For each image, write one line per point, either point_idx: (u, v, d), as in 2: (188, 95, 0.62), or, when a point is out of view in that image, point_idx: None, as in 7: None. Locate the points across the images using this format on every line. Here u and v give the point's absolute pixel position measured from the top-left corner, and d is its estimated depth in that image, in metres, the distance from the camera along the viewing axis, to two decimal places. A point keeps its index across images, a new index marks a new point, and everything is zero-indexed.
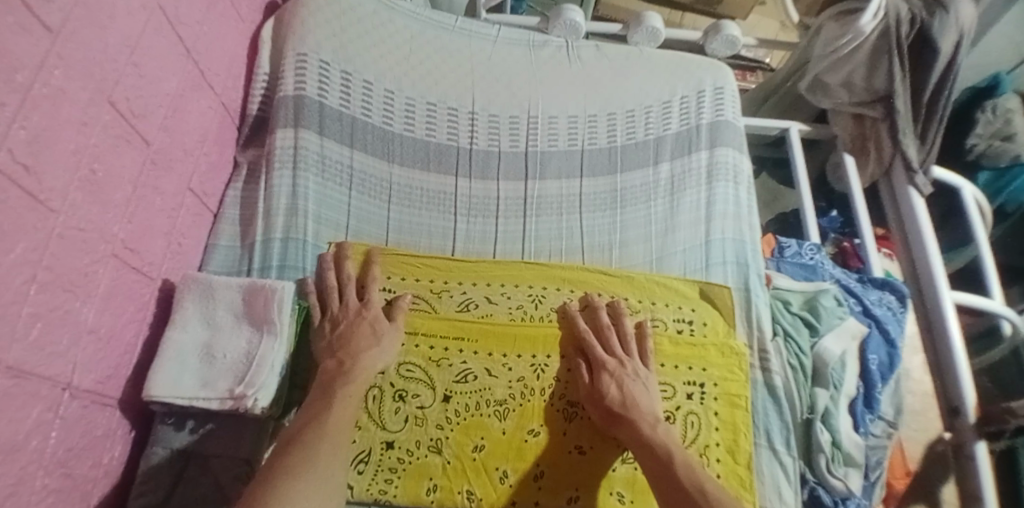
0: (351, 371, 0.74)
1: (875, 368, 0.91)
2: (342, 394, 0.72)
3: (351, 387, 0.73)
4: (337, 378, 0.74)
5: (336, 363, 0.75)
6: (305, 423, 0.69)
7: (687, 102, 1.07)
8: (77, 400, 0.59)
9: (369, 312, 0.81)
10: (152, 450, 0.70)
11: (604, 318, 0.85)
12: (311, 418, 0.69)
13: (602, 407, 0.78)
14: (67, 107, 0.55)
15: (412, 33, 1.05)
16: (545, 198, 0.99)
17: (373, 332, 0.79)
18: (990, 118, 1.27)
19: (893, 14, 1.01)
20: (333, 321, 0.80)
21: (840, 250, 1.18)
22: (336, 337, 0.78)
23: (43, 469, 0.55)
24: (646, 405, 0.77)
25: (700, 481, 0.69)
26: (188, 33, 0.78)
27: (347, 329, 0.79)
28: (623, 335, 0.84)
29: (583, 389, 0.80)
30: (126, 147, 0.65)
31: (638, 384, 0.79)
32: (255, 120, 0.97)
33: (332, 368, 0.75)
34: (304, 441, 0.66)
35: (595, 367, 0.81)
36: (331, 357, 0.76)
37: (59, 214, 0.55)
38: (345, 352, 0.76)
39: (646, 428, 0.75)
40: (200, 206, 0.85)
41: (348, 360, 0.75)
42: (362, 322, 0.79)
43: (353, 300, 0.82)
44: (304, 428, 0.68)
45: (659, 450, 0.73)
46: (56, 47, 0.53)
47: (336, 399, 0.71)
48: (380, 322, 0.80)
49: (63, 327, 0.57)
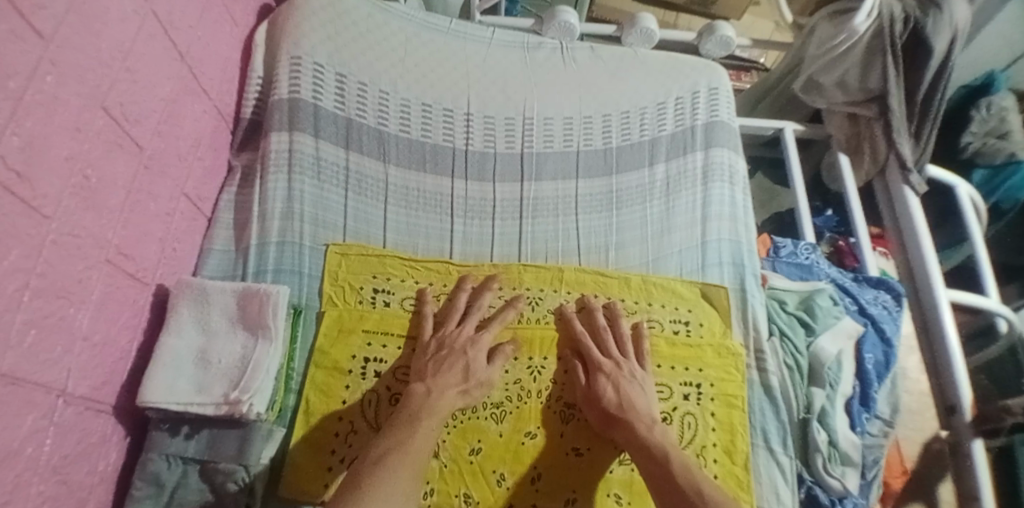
0: (435, 401, 0.74)
1: (871, 367, 0.91)
2: (425, 425, 0.71)
3: (433, 420, 0.72)
4: (422, 408, 0.73)
5: (424, 389, 0.75)
6: (392, 446, 0.68)
7: (682, 103, 1.07)
8: (72, 406, 0.59)
9: (473, 349, 0.79)
10: (148, 457, 0.69)
11: (601, 320, 0.85)
12: (395, 444, 0.68)
13: (598, 409, 0.78)
14: (60, 113, 0.55)
15: (409, 36, 1.05)
16: (541, 200, 0.99)
17: (465, 369, 0.78)
18: (984, 116, 1.29)
19: (886, 13, 1.01)
20: (439, 343, 0.80)
21: (835, 249, 1.18)
22: (434, 361, 0.78)
23: (38, 476, 0.55)
24: (644, 407, 0.77)
25: (697, 482, 0.69)
26: (181, 37, 0.78)
27: (445, 356, 0.79)
28: (619, 336, 0.84)
29: (580, 391, 0.80)
30: (118, 152, 0.65)
31: (635, 385, 0.79)
32: (248, 124, 0.97)
33: (421, 393, 0.75)
34: (388, 463, 0.65)
35: (591, 369, 0.81)
36: (420, 382, 0.76)
37: (52, 220, 0.55)
38: (435, 382, 0.76)
39: (642, 429, 0.75)
40: (193, 211, 0.85)
41: (434, 391, 0.75)
42: (458, 355, 0.79)
43: (469, 328, 0.82)
44: (389, 451, 0.67)
45: (656, 452, 0.72)
46: (48, 54, 0.53)
47: (419, 428, 0.70)
48: (477, 361, 0.79)
49: (57, 334, 0.56)
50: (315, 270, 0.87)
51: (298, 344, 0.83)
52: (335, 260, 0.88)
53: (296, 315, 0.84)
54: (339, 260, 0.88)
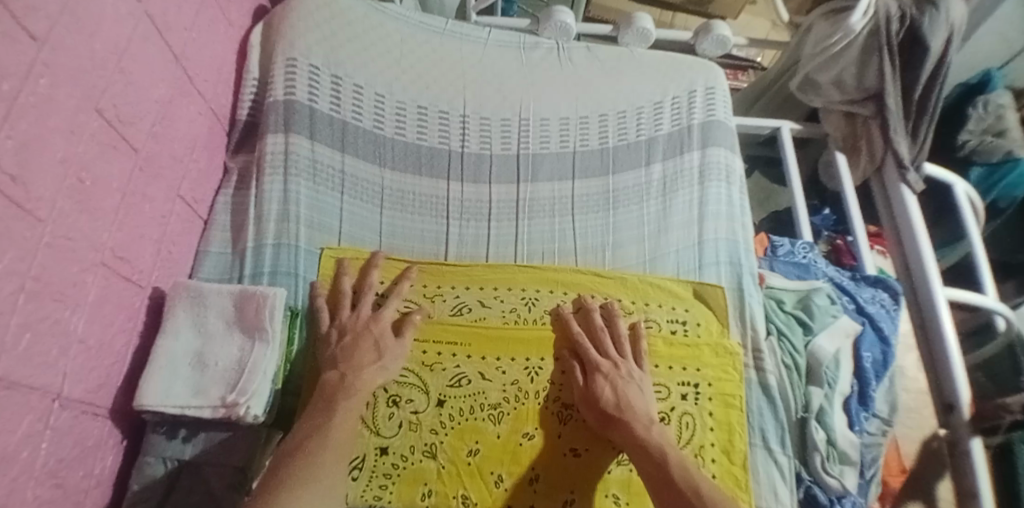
0: (351, 384, 0.74)
1: (870, 366, 0.91)
2: (343, 407, 0.71)
3: (353, 401, 0.73)
4: (338, 391, 0.73)
5: (338, 375, 0.74)
6: (306, 435, 0.69)
7: (679, 102, 1.07)
8: (68, 410, 0.59)
9: (376, 326, 0.80)
10: (146, 460, 0.69)
11: (598, 321, 0.85)
12: (311, 431, 0.69)
13: (595, 410, 0.78)
14: (56, 115, 0.55)
15: (403, 37, 1.05)
16: (537, 200, 0.99)
17: (376, 348, 0.78)
18: (981, 114, 1.30)
19: (881, 12, 1.01)
20: (340, 330, 0.79)
21: (833, 248, 1.18)
22: (341, 348, 0.77)
23: (35, 480, 0.54)
24: (641, 407, 0.77)
25: (695, 480, 0.69)
26: (176, 39, 0.78)
27: (352, 340, 0.78)
28: (616, 336, 0.84)
29: (577, 393, 0.80)
30: (114, 154, 0.65)
31: (633, 385, 0.79)
32: (244, 126, 0.97)
33: (333, 380, 0.74)
34: (307, 451, 0.67)
35: (588, 370, 0.81)
36: (333, 367, 0.75)
37: (46, 223, 0.55)
38: (348, 364, 0.75)
39: (641, 430, 0.75)
40: (189, 213, 0.84)
41: (349, 373, 0.74)
42: (368, 336, 0.79)
43: (366, 311, 0.82)
44: (306, 439, 0.68)
45: (655, 452, 0.72)
46: (42, 56, 0.53)
47: (337, 409, 0.71)
48: (385, 337, 0.79)
49: (52, 337, 0.56)
50: (310, 272, 0.87)
51: (294, 347, 0.82)
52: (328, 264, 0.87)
53: (293, 317, 0.83)
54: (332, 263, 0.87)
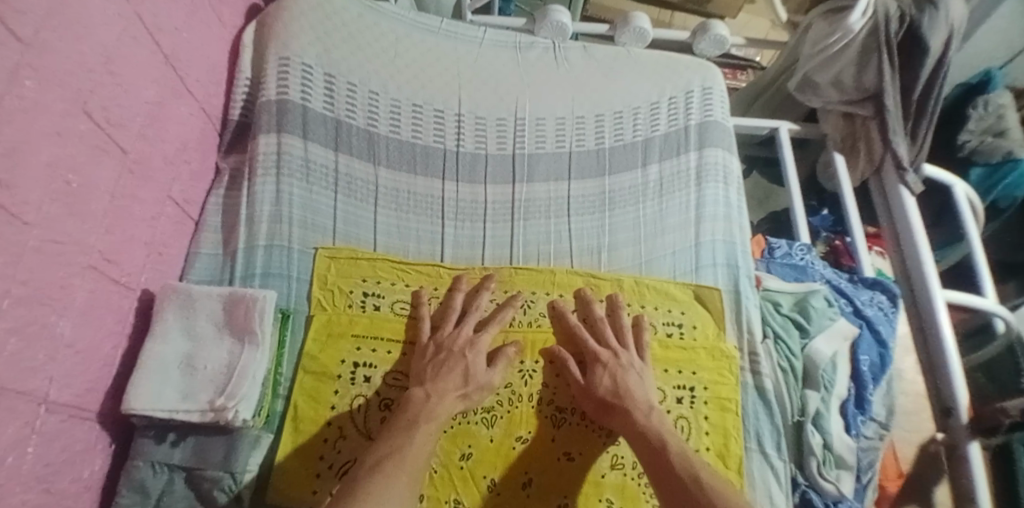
0: (433, 406, 0.73)
1: (866, 369, 0.90)
2: (423, 431, 0.70)
3: (433, 424, 0.71)
4: (420, 413, 0.72)
5: (423, 394, 0.74)
6: (389, 452, 0.67)
7: (675, 103, 1.06)
8: (55, 414, 0.58)
9: (472, 352, 0.79)
10: (134, 464, 0.69)
11: (598, 312, 0.86)
12: (391, 451, 0.67)
13: (593, 400, 0.78)
14: (42, 119, 0.54)
15: (398, 36, 1.04)
16: (533, 201, 0.99)
17: (464, 372, 0.77)
18: (982, 114, 1.28)
19: (881, 12, 1.00)
20: (437, 345, 0.80)
21: (832, 249, 1.18)
22: (432, 363, 0.78)
23: (22, 486, 0.54)
24: (641, 395, 0.76)
25: (694, 469, 0.68)
26: (167, 40, 0.77)
27: (444, 359, 0.78)
28: (618, 328, 0.84)
29: (575, 384, 0.80)
30: (103, 157, 0.64)
31: (633, 374, 0.79)
32: (236, 127, 0.96)
33: (419, 399, 0.74)
34: (385, 471, 0.64)
35: (588, 361, 0.81)
36: (420, 385, 0.76)
37: (33, 227, 0.54)
38: (434, 385, 0.75)
39: (640, 416, 0.74)
40: (180, 214, 0.84)
41: (434, 396, 0.74)
42: (459, 359, 0.78)
43: (467, 329, 0.81)
44: (386, 457, 0.66)
45: (653, 440, 0.72)
46: (28, 58, 0.52)
47: (417, 433, 0.69)
48: (477, 365, 0.78)
49: (38, 342, 0.55)
50: (303, 273, 0.87)
51: (286, 349, 0.82)
52: (323, 264, 0.87)
53: (285, 319, 0.83)
54: (327, 264, 0.87)
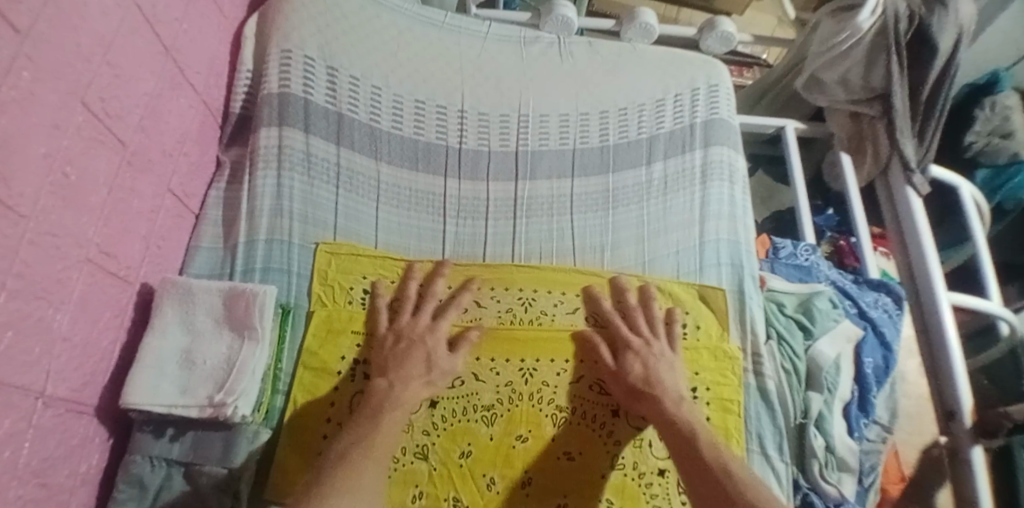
0: (399, 395, 0.73)
1: (870, 372, 0.89)
2: (389, 419, 0.70)
3: (398, 413, 0.71)
4: (385, 401, 0.72)
5: (386, 384, 0.74)
6: (353, 441, 0.67)
7: (681, 100, 1.05)
8: (51, 408, 0.58)
9: (432, 338, 0.79)
10: (132, 459, 0.68)
11: (632, 301, 0.86)
12: (356, 440, 0.67)
13: (624, 386, 0.79)
14: (38, 110, 0.53)
15: (400, 30, 1.03)
16: (536, 199, 0.98)
17: (427, 360, 0.77)
18: (988, 115, 1.27)
19: (890, 10, 0.99)
20: (396, 335, 0.80)
21: (836, 249, 1.17)
22: (393, 353, 0.77)
23: (18, 480, 0.53)
24: (671, 385, 0.77)
25: (725, 460, 0.69)
26: (167, 31, 0.76)
27: (406, 349, 0.78)
28: (650, 317, 0.85)
29: (606, 368, 0.80)
30: (101, 148, 0.64)
31: (664, 363, 0.80)
32: (237, 120, 0.95)
33: (381, 388, 0.73)
34: (351, 460, 0.65)
35: (620, 348, 0.81)
36: (382, 376, 0.75)
37: (29, 219, 0.53)
38: (398, 374, 0.75)
39: (670, 405, 0.75)
40: (180, 208, 0.83)
41: (398, 384, 0.74)
42: (421, 346, 0.78)
43: (425, 317, 0.81)
44: (352, 445, 0.67)
45: (682, 427, 0.72)
46: (24, 49, 0.51)
47: (383, 420, 0.69)
48: (438, 351, 0.78)
49: (34, 336, 0.55)
50: (304, 268, 0.86)
51: (286, 345, 0.81)
52: (324, 259, 0.86)
53: (285, 315, 0.82)
54: (327, 259, 0.86)
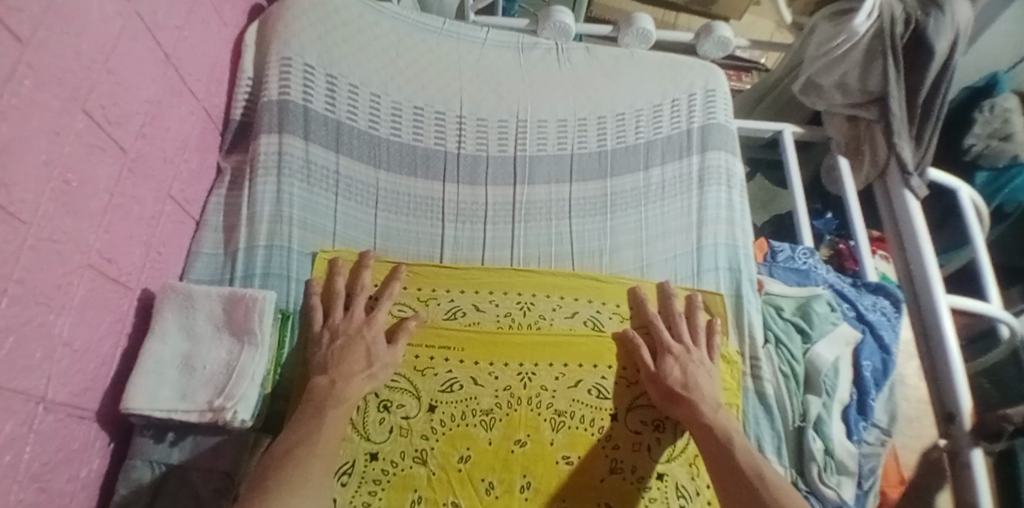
0: (342, 391, 0.73)
1: (869, 375, 0.90)
2: (332, 417, 0.70)
3: (341, 409, 0.72)
4: (328, 398, 0.72)
5: (327, 381, 0.74)
6: (296, 442, 0.67)
7: (678, 105, 1.06)
8: (52, 413, 0.58)
9: (370, 331, 0.79)
10: (132, 464, 0.69)
11: (677, 307, 0.87)
12: (302, 437, 0.68)
13: (663, 388, 0.79)
14: (39, 117, 0.54)
15: (399, 36, 1.03)
16: (534, 202, 0.98)
17: (367, 355, 0.77)
18: (988, 118, 1.26)
19: (887, 14, 1.00)
20: (332, 332, 0.79)
21: (835, 253, 1.18)
22: (331, 351, 0.77)
23: (19, 483, 0.54)
24: (707, 390, 0.78)
25: (759, 467, 0.69)
26: (167, 38, 0.77)
27: (344, 345, 0.77)
28: (692, 323, 0.86)
29: (645, 369, 0.81)
30: (102, 155, 0.64)
31: (702, 370, 0.81)
32: (237, 126, 0.96)
33: (323, 386, 0.73)
34: (297, 456, 0.65)
35: (659, 351, 0.82)
36: (323, 373, 0.75)
37: (30, 225, 0.54)
38: (339, 371, 0.75)
39: (706, 410, 0.76)
40: (181, 214, 0.84)
41: (340, 380, 0.74)
42: (360, 341, 0.78)
43: (359, 314, 0.81)
44: (296, 443, 0.67)
45: (715, 432, 0.73)
46: (26, 56, 0.52)
47: (326, 419, 0.70)
48: (378, 344, 0.78)
49: (36, 340, 0.55)
50: (302, 275, 0.86)
51: (286, 348, 0.82)
52: (321, 265, 0.86)
53: (283, 320, 0.82)
54: (326, 265, 0.86)
